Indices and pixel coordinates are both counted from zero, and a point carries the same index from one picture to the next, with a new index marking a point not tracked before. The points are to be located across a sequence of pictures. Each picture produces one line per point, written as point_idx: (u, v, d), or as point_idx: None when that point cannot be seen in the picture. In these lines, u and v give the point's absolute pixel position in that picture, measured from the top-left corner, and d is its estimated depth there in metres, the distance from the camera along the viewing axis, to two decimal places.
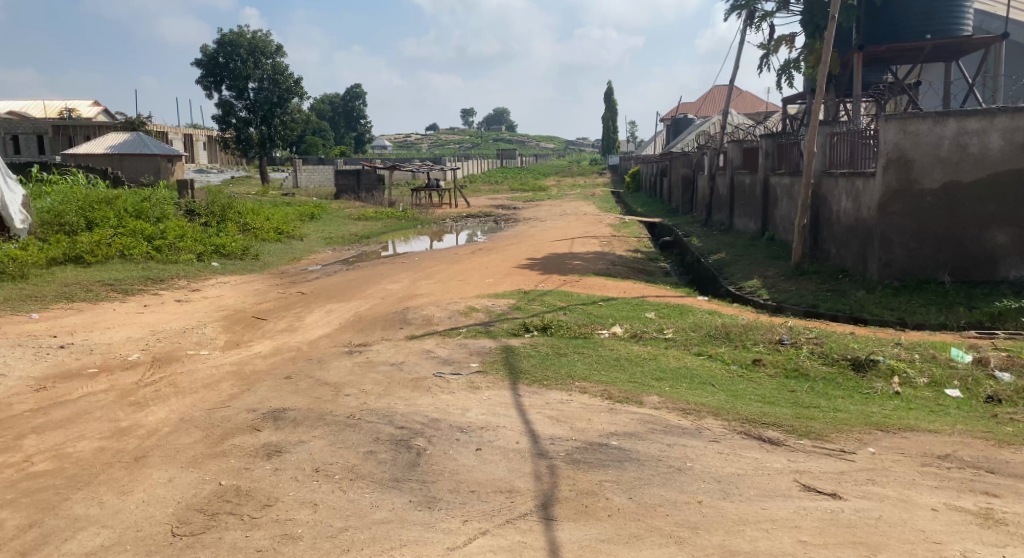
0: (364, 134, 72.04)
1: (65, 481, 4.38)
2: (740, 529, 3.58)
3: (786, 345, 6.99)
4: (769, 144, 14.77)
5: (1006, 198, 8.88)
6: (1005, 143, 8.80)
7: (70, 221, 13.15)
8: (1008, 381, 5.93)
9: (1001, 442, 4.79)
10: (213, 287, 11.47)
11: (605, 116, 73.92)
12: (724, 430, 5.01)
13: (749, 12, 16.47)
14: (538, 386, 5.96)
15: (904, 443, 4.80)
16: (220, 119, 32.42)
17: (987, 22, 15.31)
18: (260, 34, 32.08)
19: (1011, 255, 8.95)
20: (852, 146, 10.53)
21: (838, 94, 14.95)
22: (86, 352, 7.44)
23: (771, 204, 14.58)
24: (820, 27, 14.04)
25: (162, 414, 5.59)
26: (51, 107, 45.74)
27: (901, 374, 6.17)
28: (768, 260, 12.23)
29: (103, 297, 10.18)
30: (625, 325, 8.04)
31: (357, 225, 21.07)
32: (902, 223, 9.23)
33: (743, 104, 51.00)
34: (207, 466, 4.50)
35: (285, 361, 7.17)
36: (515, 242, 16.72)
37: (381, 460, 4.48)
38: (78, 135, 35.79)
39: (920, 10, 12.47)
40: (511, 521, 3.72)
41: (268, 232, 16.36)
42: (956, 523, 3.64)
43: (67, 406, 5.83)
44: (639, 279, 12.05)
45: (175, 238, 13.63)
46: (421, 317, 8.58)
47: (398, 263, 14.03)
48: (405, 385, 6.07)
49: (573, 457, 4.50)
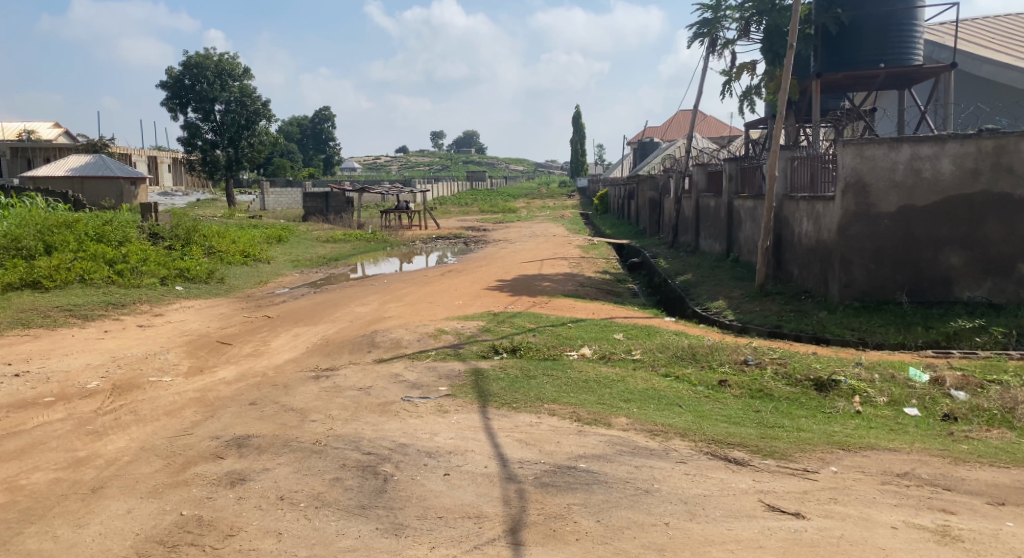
0: (333, 157, 71.80)
1: (18, 515, 4.25)
2: (706, 550, 3.61)
3: (751, 365, 7.10)
4: (733, 168, 15.08)
5: (958, 221, 9.20)
6: (956, 168, 9.13)
7: (27, 245, 12.84)
8: (963, 399, 6.11)
9: (957, 460, 4.92)
10: (176, 312, 11.27)
11: (574, 139, 74.93)
12: (691, 451, 5.06)
13: (712, 39, 16.89)
14: (507, 409, 5.95)
15: (865, 461, 4.90)
16: (185, 141, 31.99)
17: (936, 52, 15.90)
18: (227, 56, 31.89)
19: (963, 276, 9.25)
20: (812, 170, 10.81)
21: (798, 119, 15.35)
22: (42, 380, 7.24)
23: (735, 226, 14.88)
24: (780, 54, 14.44)
25: (121, 443, 5.45)
26: (11, 128, 44.88)
27: (863, 394, 6.30)
28: (733, 281, 12.46)
29: (61, 323, 9.94)
30: (593, 346, 8.09)
31: (325, 247, 20.94)
32: (861, 245, 9.45)
33: (707, 127, 52.22)
34: (168, 496, 4.39)
35: (250, 386, 7.07)
36: (485, 264, 16.74)
37: (347, 487, 4.42)
38: (38, 157, 35.05)
39: (873, 40, 12.91)
40: (478, 547, 3.71)
41: (234, 256, 16.18)
42: (915, 540, 3.71)
43: (21, 437, 5.67)
44: (607, 300, 12.17)
45: (138, 261, 13.38)
46: (390, 340, 8.54)
47: (365, 285, 13.98)
48: (373, 410, 6.02)
49: (541, 480, 4.50)
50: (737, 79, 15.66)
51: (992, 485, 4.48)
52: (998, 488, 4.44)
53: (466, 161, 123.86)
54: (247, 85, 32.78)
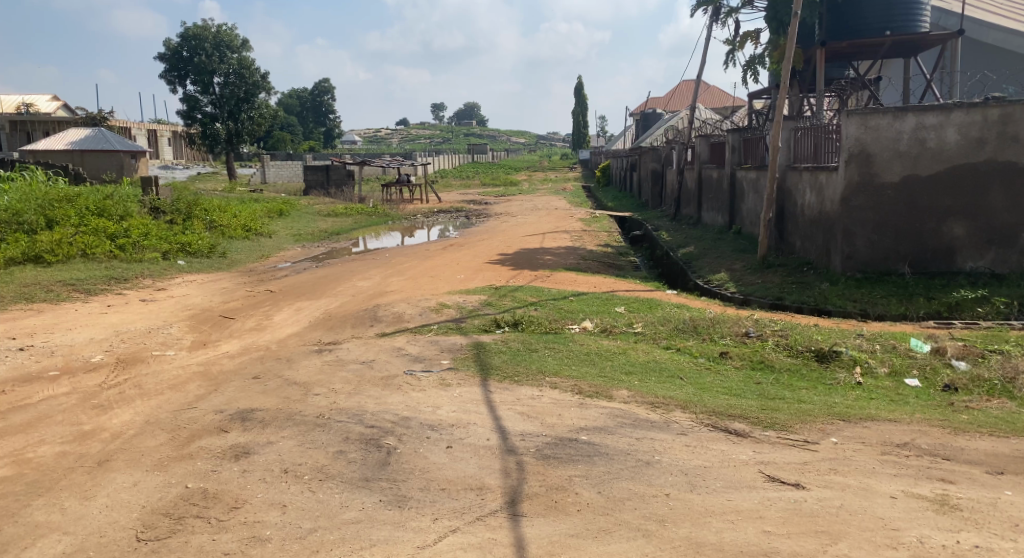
0: (334, 129, 71.26)
1: (25, 487, 4.30)
2: (706, 521, 3.64)
3: (753, 337, 7.11)
4: (735, 139, 14.97)
5: (962, 191, 9.12)
6: (961, 138, 9.03)
7: (29, 220, 12.82)
8: (963, 370, 6.13)
9: (957, 430, 4.94)
10: (178, 286, 11.27)
11: (577, 111, 74.24)
12: (692, 423, 5.09)
13: (716, 8, 16.61)
14: (509, 382, 5.98)
15: (865, 432, 4.92)
16: (185, 114, 31.75)
17: (944, 19, 15.74)
18: (225, 27, 31.55)
19: (966, 246, 9.20)
20: (815, 141, 10.74)
21: (802, 88, 15.16)
22: (47, 354, 7.29)
23: (738, 198, 14.80)
24: (784, 23, 14.30)
25: (126, 417, 5.49)
26: (9, 101, 44.66)
27: (864, 364, 6.33)
28: (735, 253, 12.43)
29: (64, 297, 9.98)
30: (595, 320, 8.09)
31: (327, 221, 20.93)
32: (863, 216, 9.43)
33: (710, 98, 51.88)
34: (173, 469, 4.44)
35: (254, 360, 7.11)
36: (486, 238, 16.69)
37: (351, 460, 4.46)
38: (36, 131, 34.87)
39: (881, 7, 12.69)
40: (481, 518, 3.74)
41: (235, 230, 16.11)
42: (914, 509, 3.74)
43: (28, 410, 5.71)
44: (609, 273, 12.14)
45: (140, 236, 13.36)
46: (392, 314, 8.55)
47: (367, 259, 13.97)
48: (376, 383, 6.05)
49: (543, 452, 4.53)
50: (740, 49, 15.43)
51: (991, 455, 4.50)
52: (997, 457, 4.47)
53: (466, 134, 122.69)
54: (247, 57, 32.45)
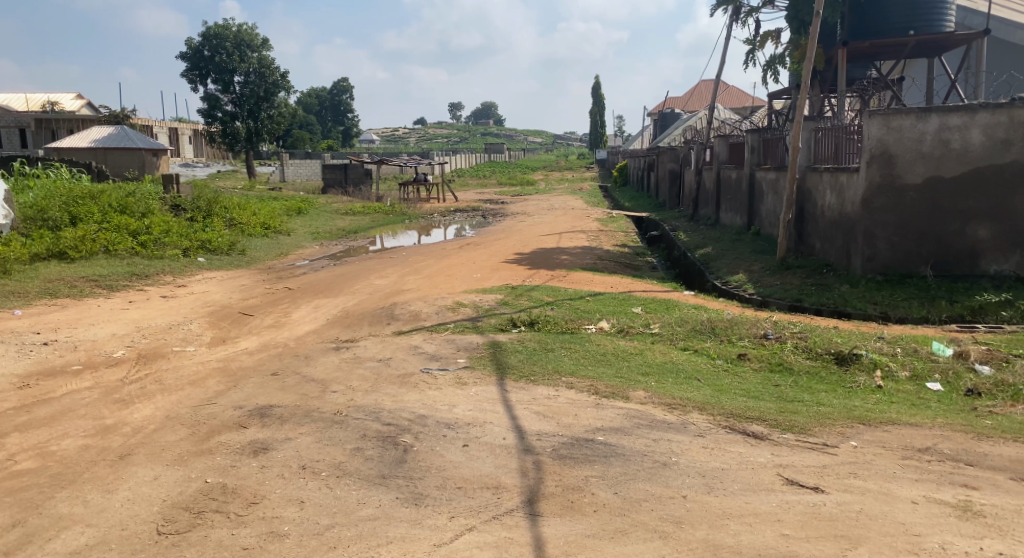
0: (353, 128, 71.62)
1: (49, 479, 4.37)
2: (724, 523, 3.62)
3: (771, 339, 7.06)
4: (755, 139, 14.86)
5: (986, 193, 8.99)
6: (986, 139, 8.89)
7: (53, 216, 12.99)
8: (987, 374, 6.03)
9: (981, 435, 4.87)
10: (199, 283, 11.40)
11: (594, 111, 74.13)
12: (709, 424, 5.06)
13: (736, 8, 16.50)
14: (525, 382, 5.97)
15: (885, 436, 4.87)
16: (206, 112, 32.09)
17: (970, 18, 15.53)
18: (246, 27, 31.83)
19: (990, 250, 9.06)
20: (836, 142, 10.63)
21: (823, 89, 15.00)
22: (70, 349, 7.39)
23: (756, 198, 14.70)
24: (806, 22, 14.18)
25: (147, 412, 5.56)
26: (35, 100, 45.44)
27: (884, 367, 6.25)
28: (753, 255, 12.33)
29: (87, 292, 10.12)
30: (612, 320, 8.06)
31: (345, 220, 21.03)
32: (884, 218, 9.32)
33: (730, 98, 51.55)
34: (193, 463, 4.48)
35: (273, 357, 7.17)
36: (503, 237, 16.70)
37: (368, 457, 4.49)
38: (61, 129, 35.36)
39: (905, 6, 12.54)
40: (497, 518, 3.74)
41: (254, 228, 16.27)
42: (936, 515, 3.70)
43: (51, 404, 5.80)
44: (625, 273, 12.08)
45: (161, 233, 13.53)
46: (408, 312, 8.58)
47: (384, 258, 14.03)
48: (392, 381, 6.08)
49: (559, 452, 4.52)
50: (761, 49, 15.30)
51: (1015, 460, 4.43)
52: (1021, 463, 4.40)
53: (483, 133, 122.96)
54: (267, 56, 32.72)
